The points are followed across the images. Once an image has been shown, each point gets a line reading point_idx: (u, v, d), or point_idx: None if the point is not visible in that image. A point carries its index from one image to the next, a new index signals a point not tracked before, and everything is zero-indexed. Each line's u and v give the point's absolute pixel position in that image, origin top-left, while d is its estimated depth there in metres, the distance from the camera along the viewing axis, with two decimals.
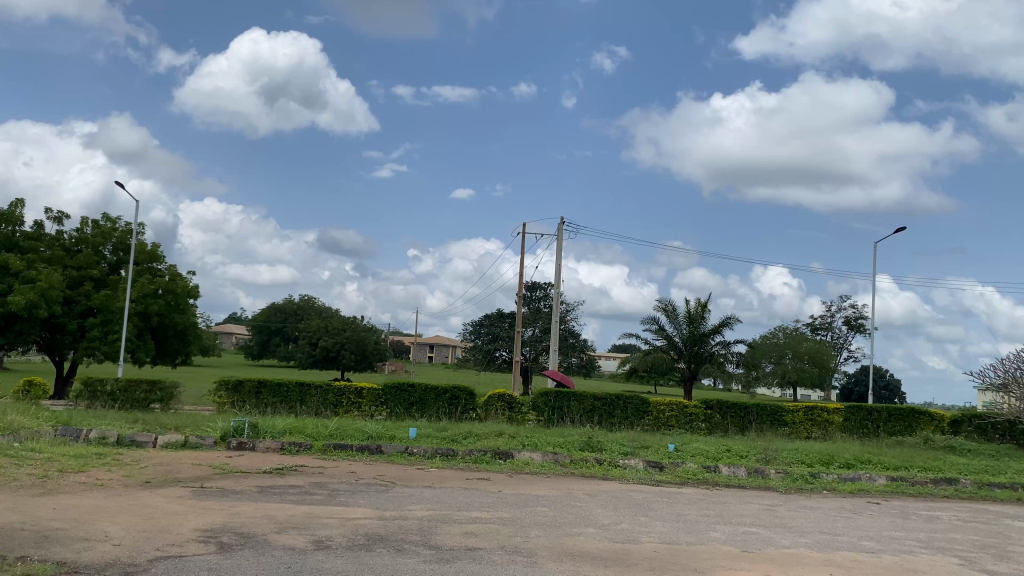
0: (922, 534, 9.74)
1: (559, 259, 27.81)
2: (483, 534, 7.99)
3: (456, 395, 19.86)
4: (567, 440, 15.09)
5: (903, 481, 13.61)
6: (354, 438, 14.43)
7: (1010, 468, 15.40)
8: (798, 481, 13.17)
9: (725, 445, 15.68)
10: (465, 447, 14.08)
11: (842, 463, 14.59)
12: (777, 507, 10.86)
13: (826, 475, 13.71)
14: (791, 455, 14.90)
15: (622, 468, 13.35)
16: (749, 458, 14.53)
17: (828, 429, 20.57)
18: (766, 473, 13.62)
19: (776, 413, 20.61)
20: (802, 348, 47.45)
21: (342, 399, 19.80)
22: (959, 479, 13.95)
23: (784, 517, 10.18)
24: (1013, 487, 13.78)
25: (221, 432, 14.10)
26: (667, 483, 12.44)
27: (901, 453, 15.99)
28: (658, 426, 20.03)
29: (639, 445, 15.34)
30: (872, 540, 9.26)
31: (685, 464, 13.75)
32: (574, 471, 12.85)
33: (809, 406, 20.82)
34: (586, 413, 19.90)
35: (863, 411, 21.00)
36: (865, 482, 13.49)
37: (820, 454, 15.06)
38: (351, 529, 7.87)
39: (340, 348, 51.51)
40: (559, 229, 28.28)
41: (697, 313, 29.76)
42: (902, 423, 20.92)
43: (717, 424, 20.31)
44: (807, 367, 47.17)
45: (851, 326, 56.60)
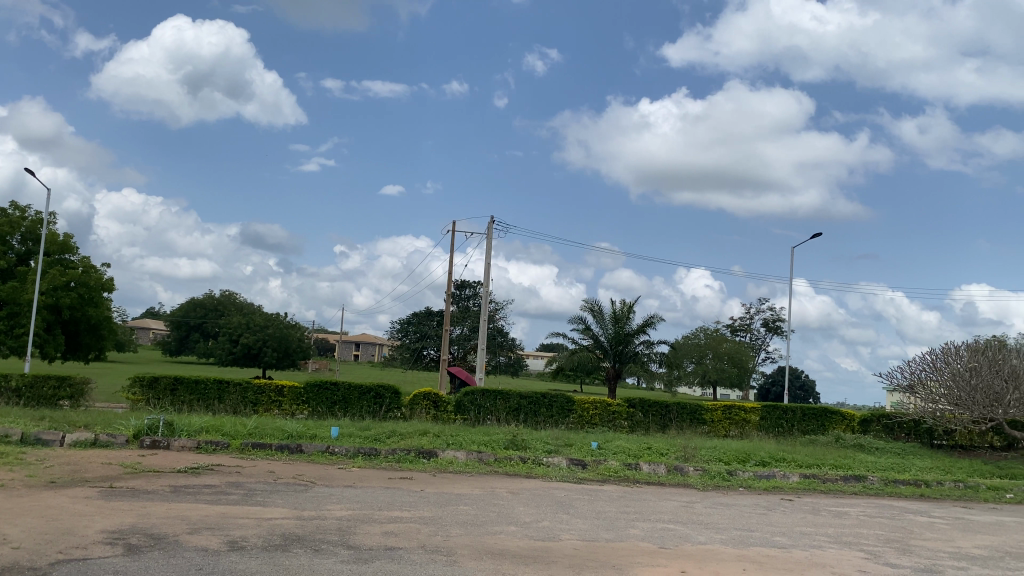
0: (831, 530, 10.08)
1: (488, 257, 27.85)
2: (403, 533, 7.92)
3: (381, 394, 19.66)
4: (491, 438, 15.11)
5: (815, 478, 14.07)
6: (274, 437, 14.13)
7: (915, 465, 16.09)
8: (715, 478, 13.48)
9: (646, 443, 15.91)
10: (387, 446, 13.93)
11: (758, 461, 15.00)
12: (694, 503, 11.08)
13: (742, 472, 14.06)
14: (710, 452, 15.25)
15: (545, 466, 13.42)
16: (669, 456, 14.80)
17: (745, 428, 21.10)
18: (685, 470, 13.89)
19: (696, 411, 21.07)
20: (722, 348, 48.62)
21: (263, 397, 19.38)
22: (867, 476, 14.51)
23: (701, 513, 10.40)
24: (917, 483, 14.41)
25: (134, 430, 13.64)
26: (589, 480, 12.56)
27: (813, 451, 16.49)
28: (582, 424, 20.27)
29: (562, 443, 15.45)
30: (783, 535, 9.55)
31: (607, 462, 13.92)
32: (498, 469, 12.84)
33: (727, 405, 21.37)
34: (511, 412, 19.99)
35: (779, 410, 21.58)
36: (779, 479, 13.89)
37: (737, 451, 15.44)
38: (268, 529, 7.71)
39: (262, 345, 50.40)
40: (489, 228, 28.32)
41: (623, 313, 30.20)
42: (815, 422, 21.55)
43: (639, 422, 20.64)
44: (727, 367, 48.41)
45: (769, 327, 58.20)
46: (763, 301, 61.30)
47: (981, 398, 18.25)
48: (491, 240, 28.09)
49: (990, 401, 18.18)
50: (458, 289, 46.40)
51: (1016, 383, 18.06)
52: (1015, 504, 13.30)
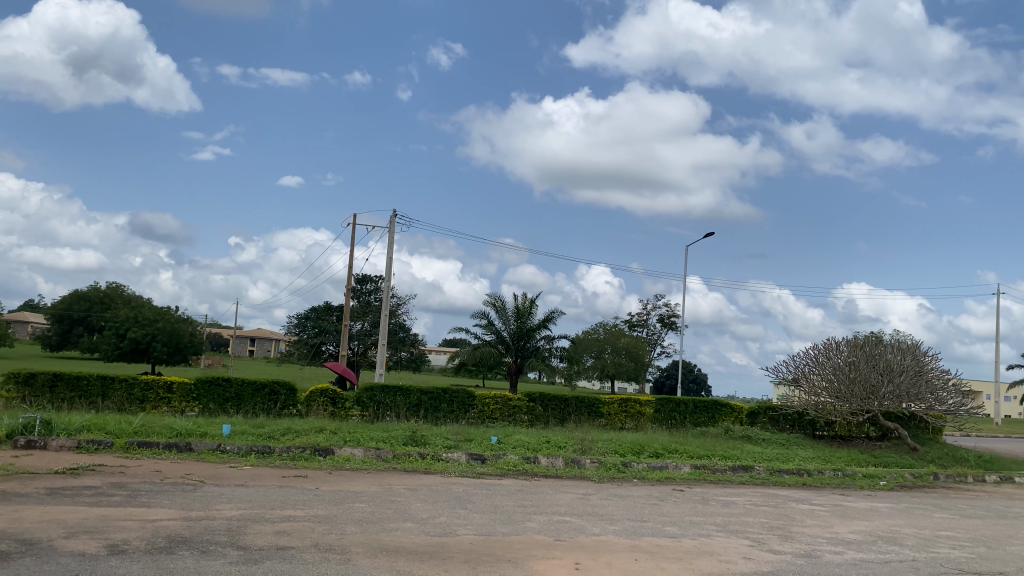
0: (719, 519, 10.46)
1: (390, 251, 27.54)
2: (296, 532, 7.77)
3: (276, 390, 19.19)
4: (390, 435, 14.95)
5: (706, 469, 14.56)
6: (161, 435, 13.60)
7: (798, 455, 16.87)
8: (611, 470, 13.78)
9: (544, 436, 16.12)
10: (282, 443, 13.62)
11: (652, 453, 15.41)
12: (589, 495, 11.28)
13: (636, 464, 14.42)
14: (606, 445, 15.55)
15: (444, 461, 13.41)
16: (567, 449, 15.04)
17: (640, 421, 21.62)
18: (581, 463, 14.15)
19: (594, 405, 21.48)
20: (620, 343, 49.70)
21: (150, 394, 18.62)
22: (754, 466, 15.11)
23: (596, 505, 10.60)
24: (800, 472, 15.12)
25: (8, 430, 12.89)
26: (487, 475, 12.61)
27: (704, 443, 17.07)
28: (482, 418, 20.37)
29: (462, 438, 15.47)
30: (674, 525, 9.85)
31: (506, 456, 14.00)
32: (396, 466, 12.74)
33: (624, 398, 21.85)
34: (411, 408, 19.90)
35: (672, 403, 22.19)
36: (671, 470, 14.32)
37: (632, 444, 15.82)
38: (151, 531, 7.41)
39: (151, 340, 48.34)
40: (391, 221, 28.00)
41: (525, 308, 30.43)
42: (706, 414, 22.24)
43: (539, 416, 20.87)
44: (624, 361, 49.56)
45: (665, 323, 59.84)
46: (659, 297, 62.90)
47: (859, 390, 19.34)
48: (393, 234, 27.80)
49: (866, 393, 19.29)
50: (359, 283, 45.71)
51: (891, 377, 19.19)
52: (888, 490, 14.14)
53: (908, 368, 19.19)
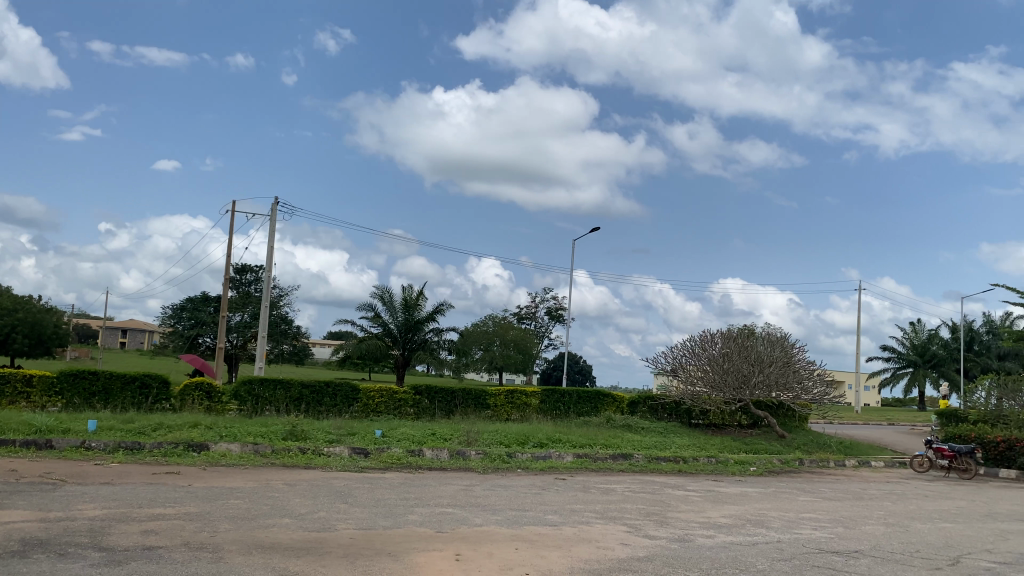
0: (598, 506, 10.72)
1: (272, 241, 26.76)
2: (165, 531, 7.45)
3: (147, 383, 18.34)
4: (269, 430, 14.55)
5: (587, 458, 14.88)
6: (18, 432, 12.75)
7: (675, 443, 17.49)
8: (495, 461, 13.87)
9: (430, 429, 16.06)
10: (153, 439, 13.04)
11: (536, 443, 15.60)
12: (473, 487, 11.35)
13: (521, 454, 14.57)
14: (491, 436, 15.64)
15: (326, 456, 13.15)
16: (452, 441, 15.04)
17: (526, 412, 21.82)
18: (466, 455, 14.18)
19: (480, 396, 21.55)
20: (509, 336, 50.04)
21: (6, 389, 17.49)
22: (633, 454, 15.54)
23: (479, 496, 10.65)
24: (677, 459, 15.67)
25: None
26: (371, 469, 12.47)
27: (586, 432, 17.43)
28: (366, 412, 20.10)
29: (345, 432, 15.21)
30: (555, 513, 10.03)
31: (390, 450, 13.87)
32: (275, 461, 12.42)
33: (510, 389, 22.00)
34: (292, 402, 19.45)
35: (557, 393, 22.47)
36: (555, 459, 14.55)
37: (517, 434, 15.97)
38: (4, 534, 6.95)
39: (9, 332, 45.23)
40: (273, 209, 27.22)
41: (413, 300, 30.20)
42: (589, 404, 22.60)
43: (425, 409, 20.79)
44: (512, 354, 50.04)
45: (552, 316, 60.70)
46: (546, 290, 63.72)
47: (732, 380, 20.28)
48: (275, 222, 27.03)
49: (739, 383, 20.27)
50: (238, 273, 44.20)
51: (762, 367, 20.18)
52: (757, 476, 14.87)
53: (777, 360, 20.24)
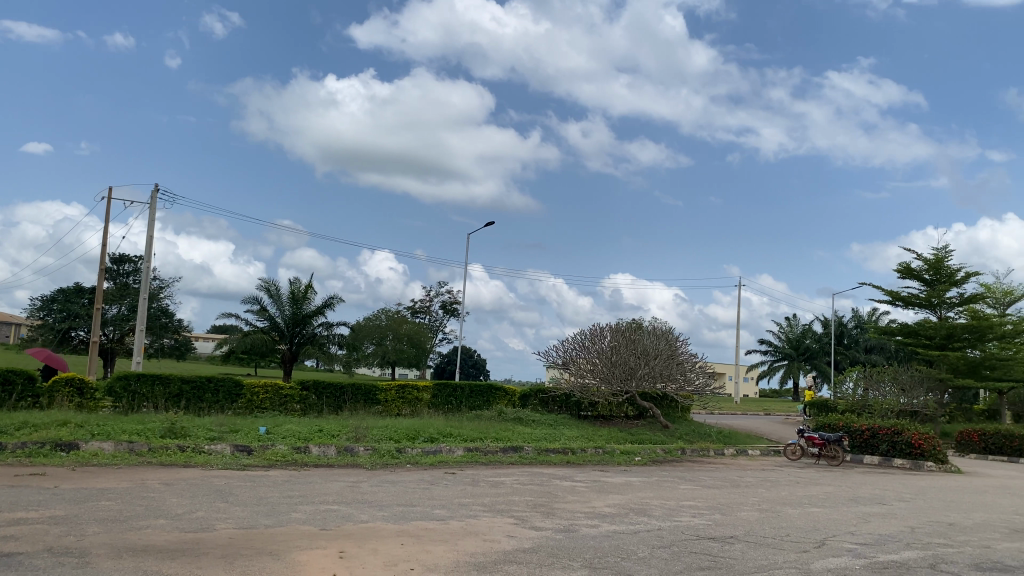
0: (486, 499, 10.78)
1: (151, 229, 25.64)
2: (26, 537, 7.04)
3: (12, 380, 17.33)
4: (146, 428, 13.93)
5: (477, 452, 14.93)
6: None
7: (564, 435, 17.79)
8: (384, 456, 13.74)
9: (317, 425, 15.79)
10: (17, 439, 12.29)
11: (426, 438, 15.54)
12: (361, 482, 11.24)
13: (410, 449, 14.49)
14: (381, 432, 15.49)
15: (206, 454, 12.70)
16: (340, 437, 14.80)
17: (416, 406, 21.71)
18: (354, 451, 13.97)
19: (370, 392, 21.32)
20: (402, 330, 49.67)
21: None
22: (523, 447, 15.72)
23: (366, 492, 10.54)
24: (565, 451, 15.92)
25: None
26: (254, 467, 12.15)
27: (477, 426, 17.48)
28: (250, 409, 19.57)
29: (227, 429, 14.77)
30: (442, 508, 10.04)
31: (274, 447, 13.53)
32: (152, 459, 11.92)
33: (401, 384, 21.87)
34: (172, 398, 18.74)
35: (448, 388, 22.48)
36: (444, 454, 14.54)
37: (407, 429, 15.86)
38: None
39: None
40: (152, 196, 26.09)
41: (301, 294, 29.51)
42: (481, 398, 22.63)
43: (312, 404, 20.42)
44: (405, 348, 49.71)
45: (447, 309, 60.57)
46: (441, 284, 63.49)
47: (619, 372, 20.78)
48: (155, 210, 25.90)
49: (626, 375, 20.77)
50: (114, 264, 42.13)
51: (647, 360, 20.72)
52: (642, 465, 15.32)
53: (662, 353, 20.89)
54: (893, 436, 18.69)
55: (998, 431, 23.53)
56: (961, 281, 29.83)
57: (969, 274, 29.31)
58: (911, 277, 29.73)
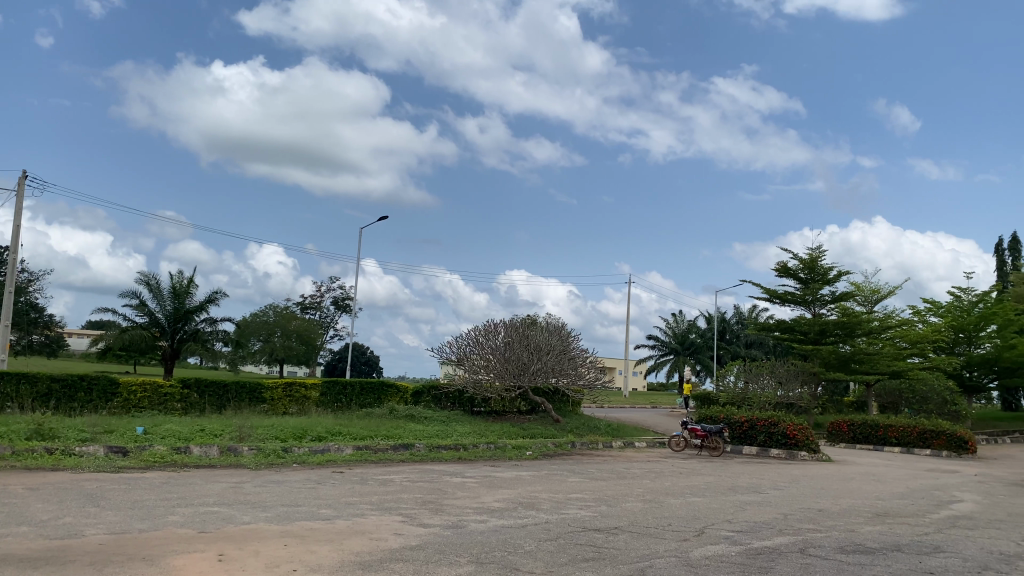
0: (373, 498, 10.68)
1: (18, 219, 24.15)
2: None
3: None
4: (10, 429, 13.14)
5: (367, 450, 14.75)
6: None
7: (456, 431, 17.80)
8: (269, 456, 13.39)
9: (199, 425, 15.25)
10: None
11: (314, 437, 15.25)
12: (243, 484, 10.91)
13: (297, 449, 14.15)
14: (266, 431, 15.10)
15: (77, 457, 12.08)
16: (223, 437, 14.35)
17: (304, 404, 21.26)
18: (238, 451, 13.56)
19: (255, 390, 20.78)
20: (291, 326, 48.54)
21: None
22: (414, 444, 15.64)
23: (249, 493, 10.26)
24: (456, 447, 15.95)
25: None
26: (130, 469, 11.62)
27: (367, 424, 17.28)
28: (127, 408, 18.79)
29: (101, 430, 14.11)
30: (329, 507, 9.88)
31: (152, 448, 12.98)
32: (18, 463, 11.23)
33: (288, 382, 21.40)
34: (40, 398, 17.85)
35: (338, 385, 22.11)
36: (333, 452, 14.31)
37: (294, 428, 15.51)
38: None
39: None
40: (20, 184, 24.58)
41: (183, 288, 28.40)
42: (372, 396, 22.34)
43: (194, 403, 19.73)
44: (294, 345, 48.60)
45: (338, 305, 59.59)
46: (333, 279, 62.34)
47: (512, 368, 20.95)
48: (22, 198, 24.41)
49: (518, 370, 20.97)
50: None
51: (540, 355, 21.02)
52: (532, 460, 15.49)
53: (554, 348, 21.21)
54: (770, 427, 19.59)
55: (865, 420, 25.02)
56: (833, 280, 31.48)
57: (840, 274, 30.96)
58: (787, 275, 31.14)
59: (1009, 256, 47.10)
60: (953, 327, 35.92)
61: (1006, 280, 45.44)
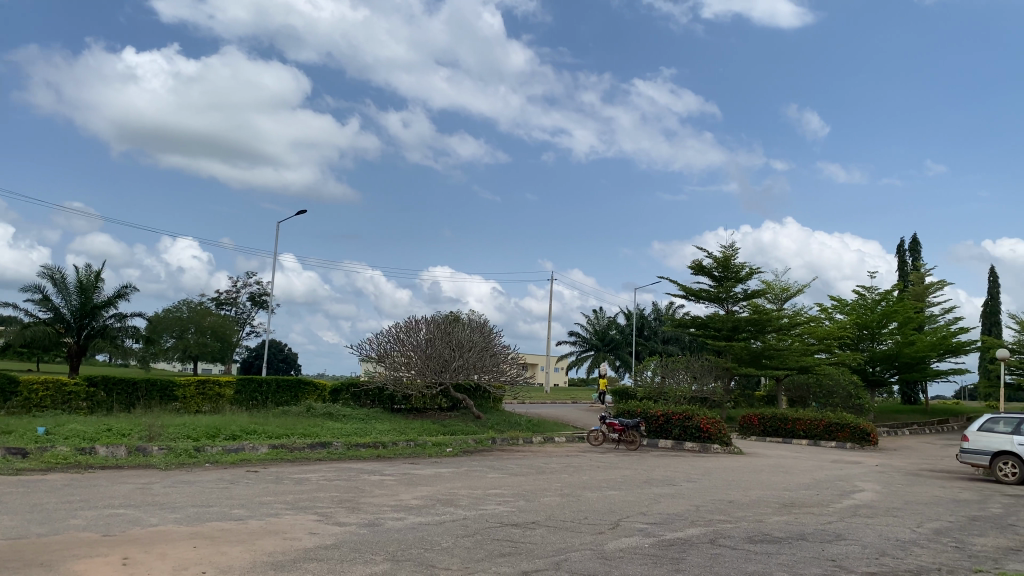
0: (289, 497, 10.53)
1: None
2: None
3: None
4: None
5: (283, 448, 14.52)
6: None
7: (375, 429, 17.66)
8: (180, 456, 13.03)
9: (105, 424, 14.74)
10: None
11: (228, 436, 14.92)
12: (152, 484, 10.61)
13: (210, 448, 13.81)
14: (177, 430, 14.69)
15: None
16: (131, 437, 13.90)
17: (218, 402, 20.72)
18: (147, 451, 13.15)
19: (167, 388, 20.24)
20: (206, 322, 47.31)
21: None
22: (332, 442, 15.46)
23: (157, 494, 9.98)
24: (376, 445, 15.83)
25: None
26: (30, 471, 11.15)
27: (283, 422, 16.98)
28: (28, 408, 18.16)
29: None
30: (242, 507, 9.69)
31: (55, 448, 12.48)
32: None
33: (201, 380, 20.80)
34: None
35: (253, 383, 21.58)
36: (247, 452, 14.02)
37: (207, 428, 15.14)
38: None
39: None
40: None
41: (90, 283, 27.30)
42: (288, 393, 21.98)
43: (100, 402, 19.16)
44: (209, 342, 47.43)
45: (255, 301, 58.34)
46: (250, 274, 60.92)
47: (433, 365, 20.88)
48: None
49: (440, 367, 20.92)
50: None
51: (461, 352, 21.05)
52: (452, 456, 15.51)
53: (475, 345, 21.28)
54: (684, 421, 20.09)
55: (775, 414, 25.87)
56: (745, 278, 32.47)
57: (752, 272, 31.93)
58: (702, 273, 31.92)
59: (910, 257, 49.44)
60: (857, 324, 37.52)
61: (906, 280, 47.68)
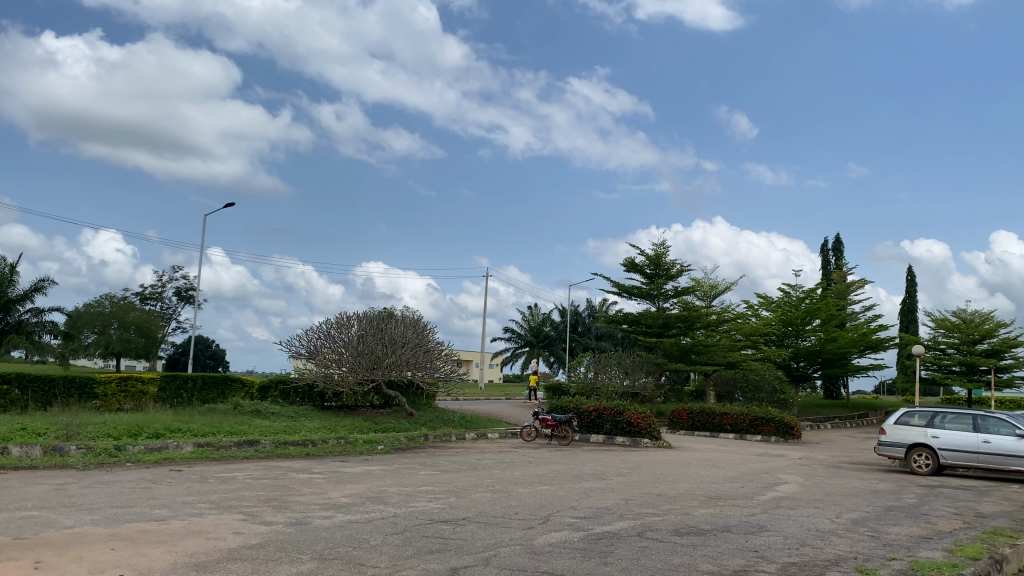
0: (213, 496, 10.30)
1: None
2: None
3: None
4: None
5: (208, 447, 14.20)
6: None
7: (305, 427, 17.41)
8: (99, 456, 12.62)
9: (19, 423, 14.17)
10: None
11: (150, 434, 14.51)
12: (69, 485, 10.26)
13: (132, 447, 13.41)
14: (96, 429, 14.23)
15: None
16: (47, 436, 13.41)
17: (140, 400, 20.14)
18: (64, 450, 12.69)
19: (86, 386, 19.79)
20: (130, 317, 45.91)
21: None
22: (258, 441, 15.18)
23: (74, 495, 9.65)
24: (305, 443, 15.59)
25: None
26: None
27: (209, 420, 16.64)
28: None
29: None
30: (164, 507, 9.45)
31: None
32: None
33: (123, 376, 20.22)
34: None
35: (178, 379, 20.85)
36: (170, 450, 13.65)
37: (129, 426, 14.74)
38: None
39: None
40: None
41: (4, 276, 26.27)
42: (215, 390, 21.26)
43: (15, 401, 18.96)
44: (133, 338, 46.05)
45: (182, 296, 56.82)
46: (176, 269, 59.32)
47: (366, 361, 20.67)
48: None
49: (372, 364, 20.73)
50: None
51: (394, 348, 20.92)
52: (383, 453, 15.39)
53: (408, 342, 21.19)
54: (615, 416, 20.36)
55: (703, 408, 26.41)
56: (676, 276, 33.03)
57: (682, 269, 32.50)
58: (635, 270, 32.36)
59: (833, 257, 51.09)
60: (783, 321, 38.58)
61: (829, 279, 49.25)
